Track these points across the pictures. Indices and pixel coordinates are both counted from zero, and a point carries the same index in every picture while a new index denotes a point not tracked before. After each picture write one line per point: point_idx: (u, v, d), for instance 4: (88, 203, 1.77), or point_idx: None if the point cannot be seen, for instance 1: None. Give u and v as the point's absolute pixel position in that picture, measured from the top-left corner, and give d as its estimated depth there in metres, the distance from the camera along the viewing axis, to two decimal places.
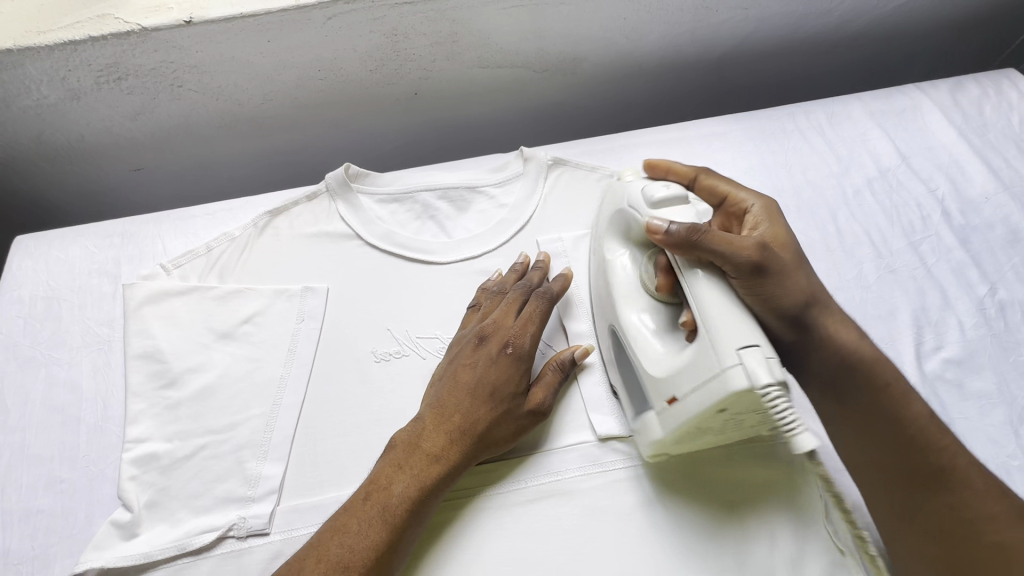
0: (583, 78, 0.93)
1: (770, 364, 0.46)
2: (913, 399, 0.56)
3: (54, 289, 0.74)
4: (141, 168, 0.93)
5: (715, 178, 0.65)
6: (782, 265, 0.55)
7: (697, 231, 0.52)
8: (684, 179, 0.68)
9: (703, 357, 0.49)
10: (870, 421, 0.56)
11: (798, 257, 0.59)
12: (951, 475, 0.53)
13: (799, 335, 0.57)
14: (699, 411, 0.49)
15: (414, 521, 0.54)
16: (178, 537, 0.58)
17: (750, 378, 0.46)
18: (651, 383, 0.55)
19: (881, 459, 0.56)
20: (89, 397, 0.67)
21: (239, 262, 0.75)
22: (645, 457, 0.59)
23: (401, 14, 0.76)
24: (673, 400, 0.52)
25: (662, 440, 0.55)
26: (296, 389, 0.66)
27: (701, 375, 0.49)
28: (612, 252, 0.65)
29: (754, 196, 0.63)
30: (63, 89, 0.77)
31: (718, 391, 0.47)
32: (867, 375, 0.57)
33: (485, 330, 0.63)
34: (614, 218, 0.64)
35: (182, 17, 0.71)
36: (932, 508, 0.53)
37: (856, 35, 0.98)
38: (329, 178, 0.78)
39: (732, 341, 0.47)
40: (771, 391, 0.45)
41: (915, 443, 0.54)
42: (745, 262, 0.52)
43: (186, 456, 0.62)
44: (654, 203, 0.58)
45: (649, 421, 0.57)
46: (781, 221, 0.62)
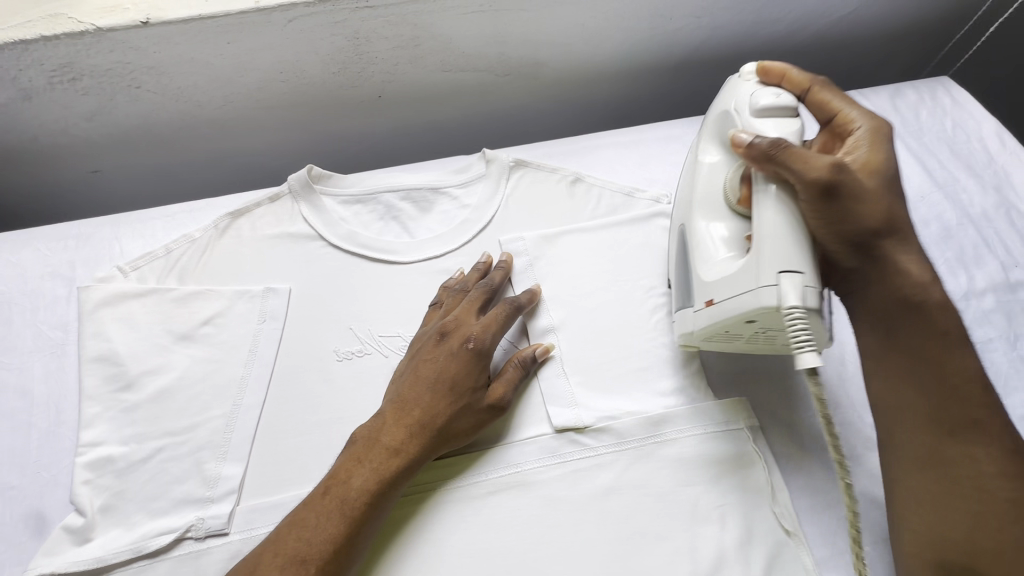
0: (546, 82, 0.95)
1: (806, 291, 0.51)
2: (964, 351, 0.56)
3: (5, 293, 0.73)
4: (97, 170, 0.91)
5: (828, 93, 0.63)
6: (855, 191, 0.54)
7: (779, 145, 0.54)
8: (797, 90, 0.64)
9: (745, 270, 0.54)
10: (907, 365, 0.56)
11: (887, 184, 0.58)
12: (979, 428, 0.54)
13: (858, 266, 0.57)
14: (729, 317, 0.55)
15: (373, 514, 0.55)
16: (134, 540, 0.57)
17: (779, 298, 0.51)
18: (698, 284, 0.60)
19: (915, 402, 0.56)
20: (41, 402, 0.65)
21: (199, 264, 0.75)
22: (679, 343, 0.65)
23: (363, 18, 0.77)
24: (711, 301, 0.58)
25: (693, 334, 0.61)
26: (256, 390, 0.66)
27: (740, 288, 0.54)
28: (707, 153, 0.66)
29: (864, 118, 0.61)
30: (14, 88, 0.75)
31: (751, 303, 0.53)
32: (924, 316, 0.56)
33: (446, 327, 0.64)
34: (717, 117, 0.66)
35: (139, 18, 0.71)
36: (954, 458, 0.54)
37: (804, 43, 1.03)
38: (292, 180, 0.79)
39: (776, 262, 0.52)
40: (795, 312, 0.50)
41: (953, 392, 0.55)
42: (818, 181, 0.53)
43: (143, 458, 0.61)
44: (756, 111, 0.60)
45: (687, 316, 0.62)
46: (884, 148, 0.60)
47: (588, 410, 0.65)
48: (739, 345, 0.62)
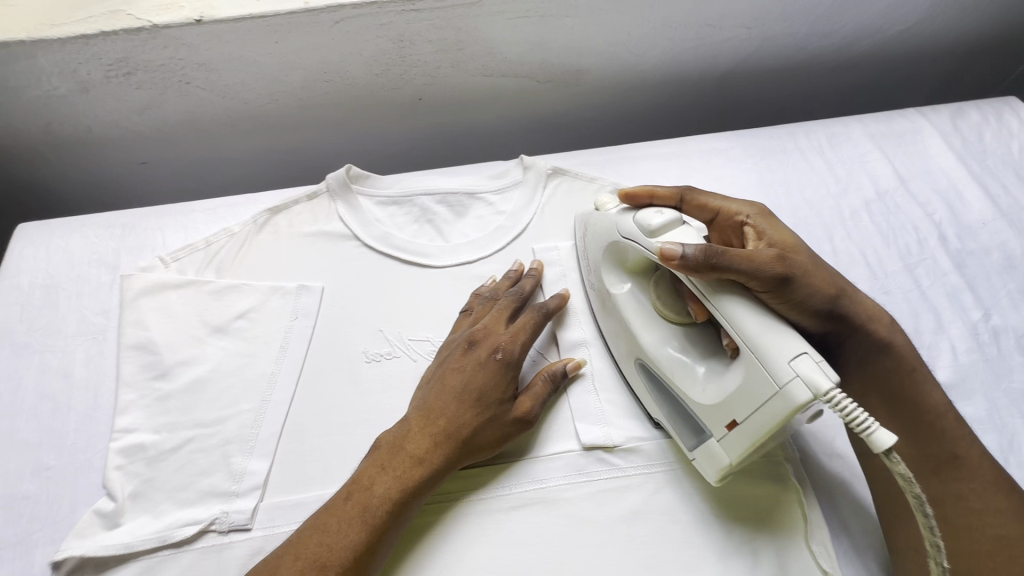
0: (587, 90, 0.94)
1: (823, 367, 0.47)
2: (932, 389, 0.58)
3: (54, 277, 0.75)
4: (145, 162, 0.93)
5: (703, 195, 0.66)
6: (803, 269, 0.57)
7: (716, 253, 0.53)
8: (670, 201, 0.67)
9: (758, 376, 0.50)
10: (887, 408, 0.59)
11: (812, 254, 0.60)
12: (965, 465, 0.55)
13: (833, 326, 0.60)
14: (768, 430, 0.50)
15: (394, 523, 0.54)
16: (160, 529, 0.58)
17: (812, 388, 0.46)
18: (704, 412, 0.56)
19: (896, 443, 0.58)
20: (80, 386, 0.67)
21: (236, 258, 0.76)
22: (712, 482, 0.57)
23: (408, 21, 0.77)
24: (735, 423, 0.52)
25: (730, 464, 0.54)
26: (285, 386, 0.67)
27: (762, 394, 0.50)
28: (615, 286, 0.66)
29: (745, 205, 0.64)
30: (72, 81, 0.78)
31: (784, 408, 0.48)
32: (897, 361, 0.60)
33: (475, 336, 0.64)
34: (611, 247, 0.66)
35: (193, 16, 0.72)
36: (940, 496, 0.55)
37: (859, 58, 0.99)
38: (330, 179, 0.80)
39: (783, 353, 0.48)
40: (835, 394, 0.45)
41: (930, 429, 0.57)
42: (769, 277, 0.54)
43: (174, 448, 0.62)
44: (652, 232, 0.58)
45: (710, 450, 0.56)
46: (779, 224, 0.63)
47: (618, 429, 0.64)
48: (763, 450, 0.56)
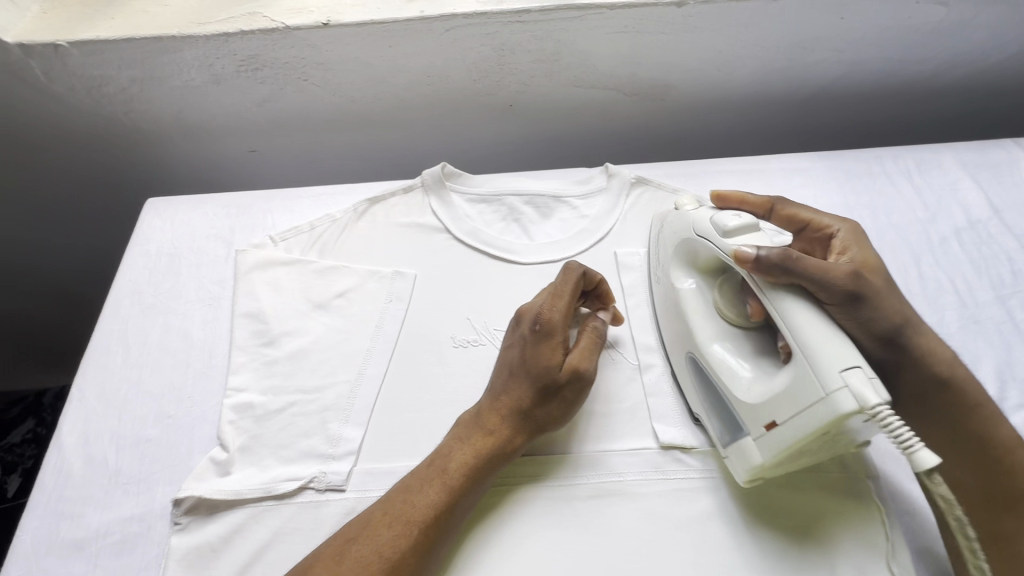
0: (670, 105, 0.97)
1: (875, 383, 0.47)
2: (999, 422, 0.58)
3: (177, 248, 0.83)
4: (254, 150, 1.01)
5: (793, 208, 0.67)
6: (876, 291, 0.55)
7: (790, 258, 0.53)
8: (759, 209, 0.69)
9: (805, 381, 0.50)
10: (951, 444, 0.58)
11: (886, 281, 0.60)
12: None
13: (891, 357, 0.58)
14: (805, 437, 0.50)
15: (470, 489, 0.58)
16: (266, 480, 0.63)
17: (859, 400, 0.46)
18: (744, 409, 0.57)
19: (963, 478, 0.57)
20: (198, 346, 0.74)
21: (337, 242, 0.82)
22: (741, 483, 0.58)
23: (512, 31, 0.82)
24: (773, 425, 0.53)
25: (762, 464, 0.55)
26: (379, 362, 0.71)
27: (803, 400, 0.50)
28: (679, 280, 0.68)
29: (838, 220, 0.66)
30: (207, 73, 0.86)
31: (826, 415, 0.48)
32: (960, 395, 0.58)
33: (518, 314, 0.68)
34: (680, 246, 0.68)
35: (321, 20, 0.80)
36: (1013, 533, 0.54)
37: (951, 87, 0.97)
38: (426, 174, 0.85)
39: (835, 363, 0.48)
40: (881, 410, 0.46)
41: (999, 464, 0.56)
42: (839, 290, 0.53)
43: (278, 409, 0.68)
44: (726, 232, 0.60)
45: (743, 447, 0.57)
46: (868, 245, 0.64)
47: (695, 433, 0.65)
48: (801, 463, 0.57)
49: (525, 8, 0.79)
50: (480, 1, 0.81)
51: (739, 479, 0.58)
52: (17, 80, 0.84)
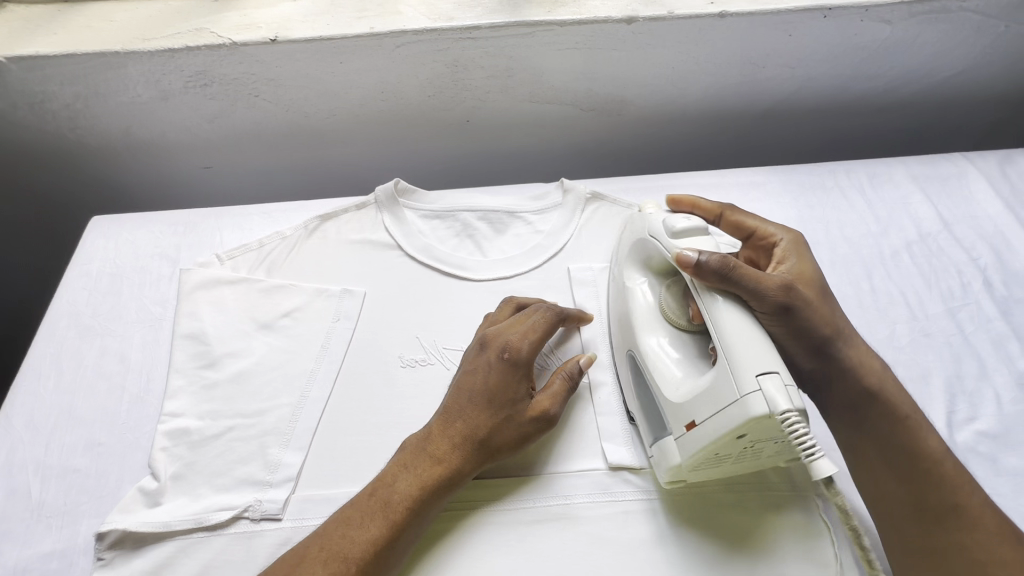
0: (628, 119, 0.97)
1: (789, 391, 0.47)
2: (928, 434, 0.58)
3: (120, 267, 0.81)
4: (208, 167, 1.00)
5: (741, 215, 0.67)
6: (807, 305, 0.57)
7: (729, 265, 0.52)
8: (710, 215, 0.68)
9: (722, 382, 0.50)
10: (885, 456, 0.58)
11: (821, 292, 0.62)
12: (964, 515, 0.54)
13: (819, 365, 0.60)
14: (717, 437, 0.50)
15: (412, 522, 0.56)
16: (197, 511, 0.60)
17: (769, 405, 0.46)
18: (670, 408, 0.57)
19: (893, 490, 0.57)
20: (135, 370, 0.71)
21: (286, 259, 0.80)
22: (662, 482, 0.59)
23: (464, 47, 0.82)
24: (692, 424, 0.53)
25: (680, 465, 0.55)
26: (323, 384, 0.69)
27: (721, 400, 0.50)
28: (632, 279, 0.67)
29: (784, 230, 0.66)
30: (155, 89, 0.85)
31: (737, 416, 0.48)
32: (888, 407, 0.59)
33: (487, 336, 0.65)
34: (635, 245, 0.67)
35: (269, 36, 0.79)
36: (943, 547, 0.54)
37: (904, 102, 0.99)
38: (378, 191, 0.84)
39: (752, 366, 0.48)
40: (789, 416, 0.46)
41: (930, 479, 0.56)
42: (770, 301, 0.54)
43: (215, 435, 0.65)
44: (674, 233, 0.60)
45: (667, 447, 0.57)
46: (808, 255, 0.65)
47: (644, 453, 0.64)
48: (727, 467, 0.56)
49: (476, 25, 0.79)
50: (431, 17, 0.80)
51: (660, 481, 0.60)
52: None
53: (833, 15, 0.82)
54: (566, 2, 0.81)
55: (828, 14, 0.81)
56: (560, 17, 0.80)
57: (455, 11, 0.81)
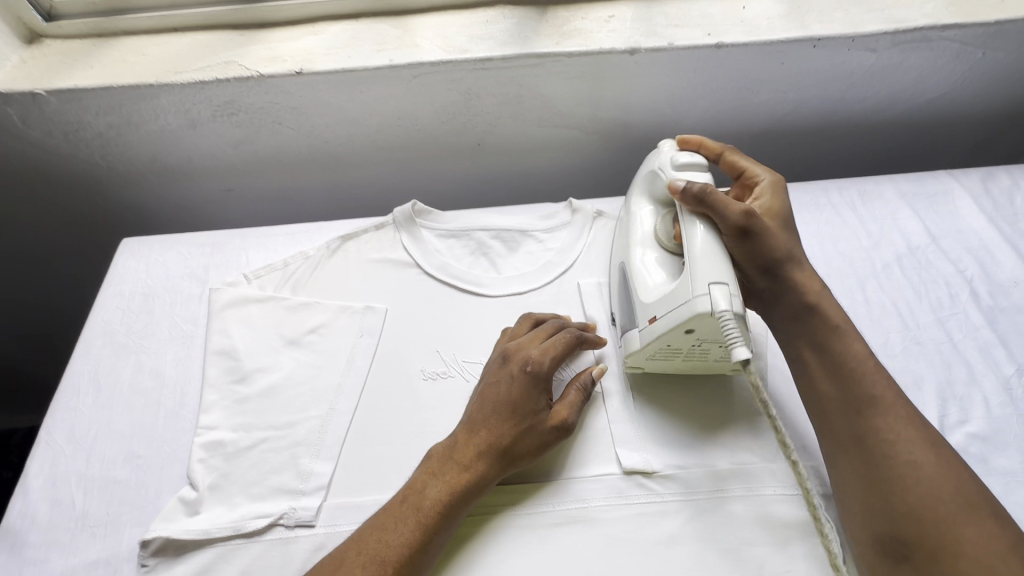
0: (632, 141, 1.02)
1: (732, 298, 0.58)
2: (852, 339, 0.64)
3: (151, 287, 0.84)
4: (230, 190, 1.04)
5: (737, 156, 0.77)
6: (765, 228, 0.66)
7: (706, 191, 0.64)
8: (712, 153, 0.78)
9: (681, 286, 0.61)
10: (819, 357, 0.64)
11: (784, 223, 0.71)
12: (878, 404, 0.59)
13: (769, 283, 0.68)
14: (670, 328, 0.62)
15: (443, 526, 0.59)
16: (235, 519, 0.63)
17: (712, 304, 0.58)
18: (639, 306, 0.67)
19: (825, 388, 0.63)
20: (170, 385, 0.75)
21: (310, 278, 0.84)
22: (624, 363, 0.71)
23: (477, 77, 0.87)
24: (654, 319, 0.64)
25: (636, 351, 0.67)
26: (350, 397, 0.73)
27: (677, 300, 0.61)
28: (636, 208, 0.77)
29: (767, 171, 0.75)
30: (184, 118, 0.89)
31: (687, 313, 0.59)
32: (823, 315, 0.65)
33: (510, 351, 0.70)
34: (643, 176, 0.76)
35: (294, 68, 0.84)
36: (863, 433, 0.58)
37: (892, 122, 1.05)
38: (396, 212, 0.89)
39: (707, 276, 0.60)
40: (725, 315, 0.57)
41: (852, 373, 0.61)
42: (733, 225, 0.65)
43: (248, 446, 0.69)
44: (677, 165, 0.70)
45: (631, 337, 0.69)
46: (782, 193, 0.73)
47: (657, 457, 0.68)
48: (683, 361, 0.68)
49: (489, 56, 0.85)
50: (446, 49, 0.85)
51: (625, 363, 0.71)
52: None
53: (822, 45, 0.87)
54: (573, 35, 0.87)
55: (818, 44, 0.87)
56: (567, 48, 0.85)
57: (469, 43, 0.86)
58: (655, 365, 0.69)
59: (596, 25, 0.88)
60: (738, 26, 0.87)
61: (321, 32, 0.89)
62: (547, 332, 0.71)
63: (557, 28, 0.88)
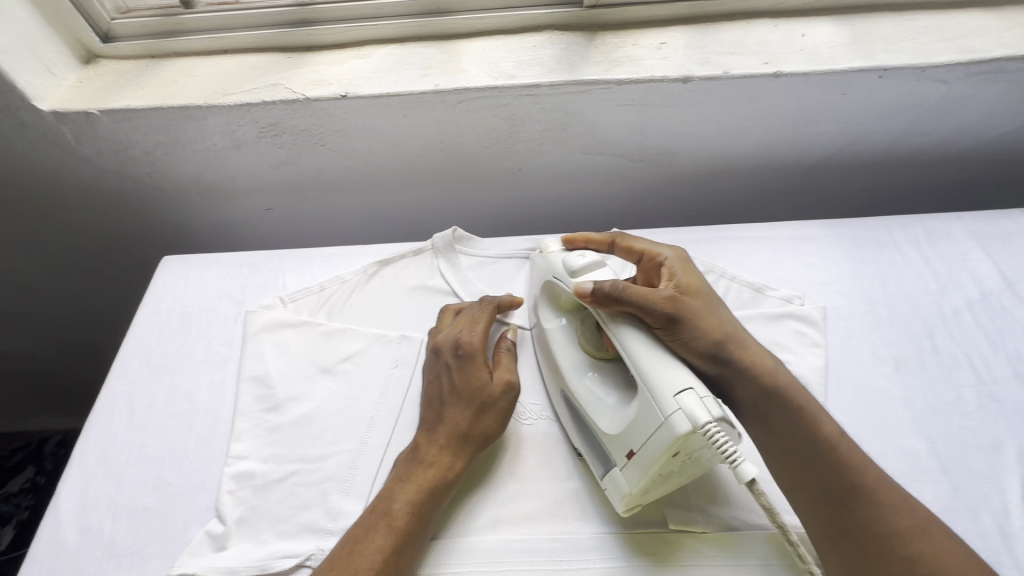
0: (676, 169, 0.99)
1: (706, 403, 0.52)
2: (823, 419, 0.61)
3: (189, 306, 0.84)
4: (270, 209, 1.04)
5: (630, 240, 0.74)
6: (693, 312, 0.63)
7: (617, 286, 0.61)
8: (603, 244, 0.76)
9: (648, 407, 0.54)
10: (788, 446, 0.60)
11: (709, 302, 0.67)
12: (862, 494, 0.56)
13: (723, 371, 0.63)
14: (655, 458, 0.53)
15: (418, 530, 0.58)
16: (261, 558, 0.61)
17: (691, 420, 0.51)
18: (610, 441, 0.60)
19: (798, 480, 0.59)
20: (203, 409, 0.74)
21: (346, 303, 0.83)
22: (619, 511, 0.60)
23: (523, 103, 0.85)
24: (632, 453, 0.56)
25: (631, 493, 0.57)
26: (382, 431, 0.70)
27: (649, 426, 0.54)
28: (548, 322, 0.72)
29: (668, 249, 0.72)
30: (229, 138, 0.90)
31: (668, 438, 0.52)
32: (785, 399, 0.61)
33: (439, 343, 0.71)
34: (545, 288, 0.73)
35: (340, 92, 0.83)
36: (851, 527, 0.56)
37: (957, 156, 0.98)
38: (435, 238, 0.87)
39: (670, 388, 0.53)
40: (710, 427, 0.50)
41: (829, 462, 0.58)
42: (661, 314, 0.61)
43: (278, 479, 0.66)
44: (574, 272, 0.66)
45: (616, 477, 0.59)
46: (692, 269, 0.70)
47: (708, 515, 0.63)
48: (669, 483, 0.60)
49: (536, 83, 0.82)
50: (492, 75, 0.84)
51: (616, 507, 0.60)
52: (47, 143, 0.87)
53: (888, 75, 0.82)
54: (623, 62, 0.84)
55: (884, 74, 0.82)
56: (617, 76, 0.82)
57: (515, 69, 0.84)
58: (650, 498, 0.60)
59: (647, 52, 0.85)
60: (799, 55, 0.83)
61: (367, 56, 0.89)
62: (471, 316, 0.74)
63: (606, 55, 0.85)
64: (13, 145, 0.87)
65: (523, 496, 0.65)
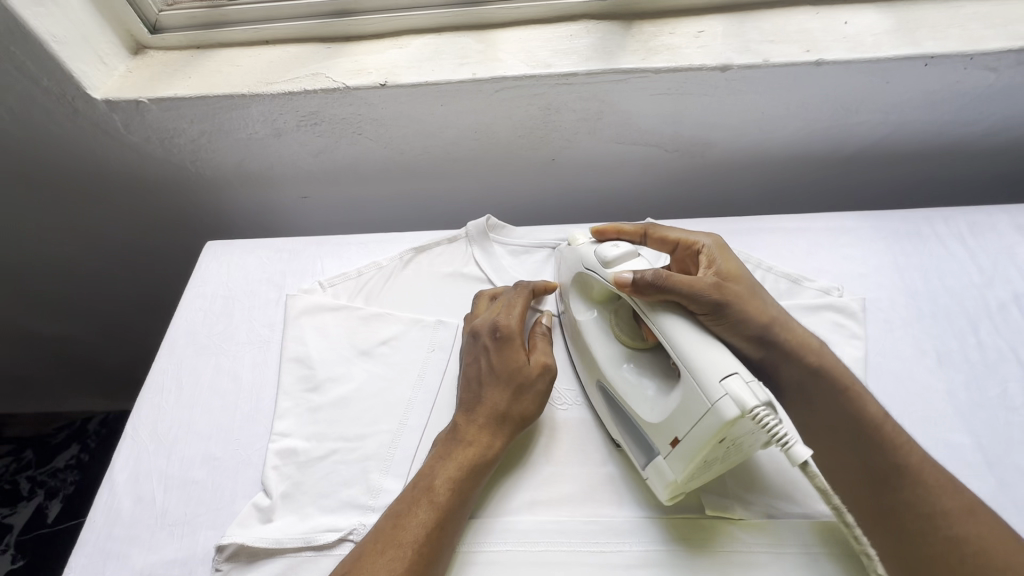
0: (710, 159, 0.98)
1: (752, 387, 0.51)
2: (866, 401, 0.60)
3: (231, 290, 0.87)
4: (306, 197, 1.07)
5: (663, 230, 0.74)
6: (736, 296, 0.63)
7: (660, 277, 0.60)
8: (635, 236, 0.75)
9: (693, 392, 0.54)
10: (835, 432, 0.60)
11: (751, 285, 0.66)
12: (907, 475, 0.56)
13: (769, 353, 0.63)
14: (703, 445, 0.53)
15: (458, 505, 0.60)
16: (306, 531, 0.63)
17: (739, 404, 0.50)
18: (652, 429, 0.60)
19: (848, 466, 0.59)
20: (247, 387, 0.76)
21: (382, 289, 0.85)
22: (663, 500, 0.60)
23: (559, 92, 0.85)
24: (677, 440, 0.56)
25: (677, 480, 0.57)
26: (420, 413, 0.72)
27: (695, 412, 0.54)
28: (581, 313, 0.73)
29: (703, 236, 0.72)
30: (270, 127, 0.92)
31: (715, 424, 0.52)
32: (835, 381, 0.61)
33: (476, 328, 0.72)
34: (576, 279, 0.73)
35: (379, 80, 0.85)
36: (894, 507, 0.55)
37: (1004, 147, 0.96)
38: (470, 226, 0.88)
39: (715, 373, 0.53)
40: (759, 411, 0.50)
41: (874, 442, 0.58)
42: (705, 300, 0.61)
43: (321, 456, 0.68)
44: (607, 263, 0.66)
45: (660, 466, 0.59)
46: (731, 255, 0.69)
47: (746, 502, 0.63)
48: (715, 471, 0.60)
49: (573, 71, 0.82)
50: (529, 64, 0.84)
51: (661, 499, 0.61)
52: (98, 131, 0.91)
53: (934, 63, 0.80)
54: (660, 50, 0.83)
55: (930, 62, 0.80)
56: (654, 64, 0.81)
57: (551, 58, 0.84)
58: (695, 486, 0.60)
59: (685, 41, 0.84)
60: (841, 42, 0.82)
61: (405, 46, 0.90)
62: (506, 300, 0.74)
63: (643, 43, 0.85)
64: (66, 133, 0.90)
65: (559, 479, 0.66)
